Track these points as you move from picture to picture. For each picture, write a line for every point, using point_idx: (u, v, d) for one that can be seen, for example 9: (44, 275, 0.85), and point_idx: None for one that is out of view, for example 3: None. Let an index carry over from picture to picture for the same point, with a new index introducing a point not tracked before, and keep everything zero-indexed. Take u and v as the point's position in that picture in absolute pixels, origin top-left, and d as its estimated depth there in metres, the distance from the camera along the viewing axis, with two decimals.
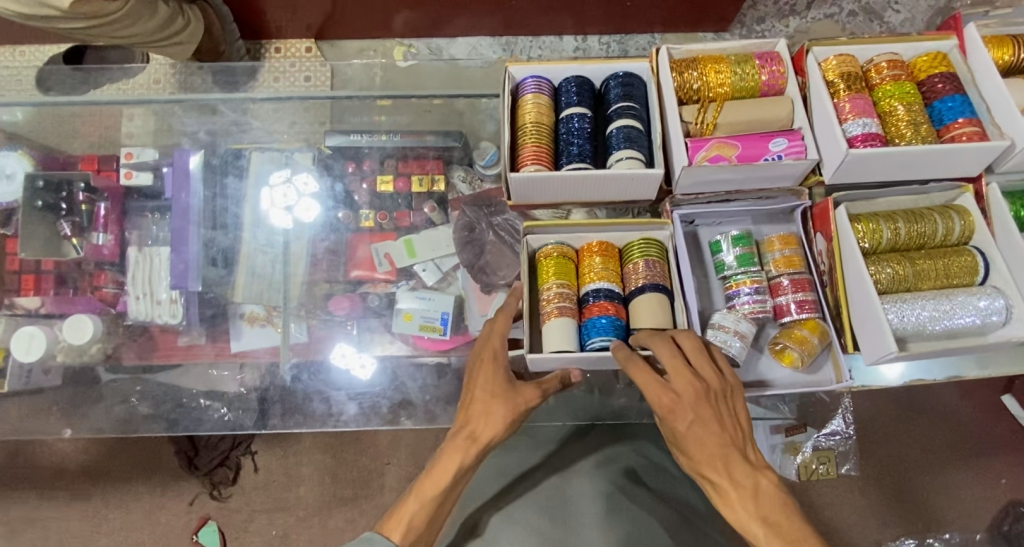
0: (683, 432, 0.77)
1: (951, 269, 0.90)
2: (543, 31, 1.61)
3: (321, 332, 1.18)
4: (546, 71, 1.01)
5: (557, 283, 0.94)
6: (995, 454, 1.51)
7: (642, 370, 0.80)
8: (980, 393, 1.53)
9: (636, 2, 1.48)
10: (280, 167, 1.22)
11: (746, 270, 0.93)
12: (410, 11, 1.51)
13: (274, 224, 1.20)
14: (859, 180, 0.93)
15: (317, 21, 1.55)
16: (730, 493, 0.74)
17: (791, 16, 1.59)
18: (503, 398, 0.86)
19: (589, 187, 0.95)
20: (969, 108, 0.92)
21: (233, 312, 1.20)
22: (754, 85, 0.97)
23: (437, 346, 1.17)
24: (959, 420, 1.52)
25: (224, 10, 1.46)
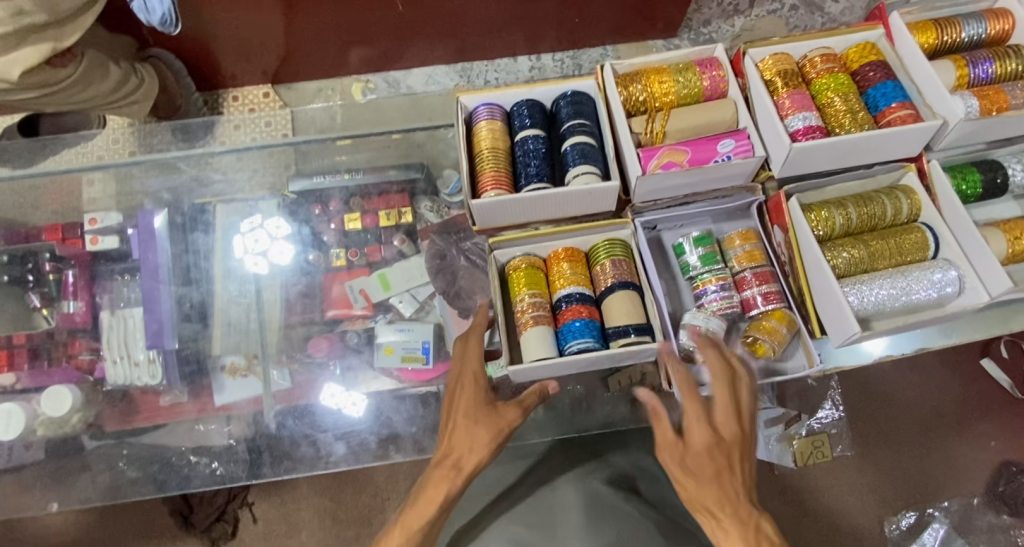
0: (702, 466, 0.78)
1: (904, 247, 0.93)
2: (497, 54, 1.64)
3: (303, 376, 1.18)
4: (497, 98, 1.04)
5: (529, 293, 0.96)
6: (981, 417, 1.54)
7: (693, 399, 0.81)
8: (959, 360, 1.57)
9: (585, 16, 1.52)
10: (252, 214, 1.23)
11: (710, 269, 0.96)
12: (363, 47, 1.53)
13: (250, 271, 1.21)
14: (806, 171, 0.96)
15: (271, 66, 1.56)
16: (730, 524, 0.76)
17: (735, 16, 1.64)
18: (488, 423, 0.90)
19: (550, 206, 0.98)
20: (901, 93, 0.96)
21: (212, 366, 1.19)
22: (698, 92, 1.00)
23: (419, 377, 1.17)
24: (942, 387, 1.56)
25: (178, 66, 1.48)
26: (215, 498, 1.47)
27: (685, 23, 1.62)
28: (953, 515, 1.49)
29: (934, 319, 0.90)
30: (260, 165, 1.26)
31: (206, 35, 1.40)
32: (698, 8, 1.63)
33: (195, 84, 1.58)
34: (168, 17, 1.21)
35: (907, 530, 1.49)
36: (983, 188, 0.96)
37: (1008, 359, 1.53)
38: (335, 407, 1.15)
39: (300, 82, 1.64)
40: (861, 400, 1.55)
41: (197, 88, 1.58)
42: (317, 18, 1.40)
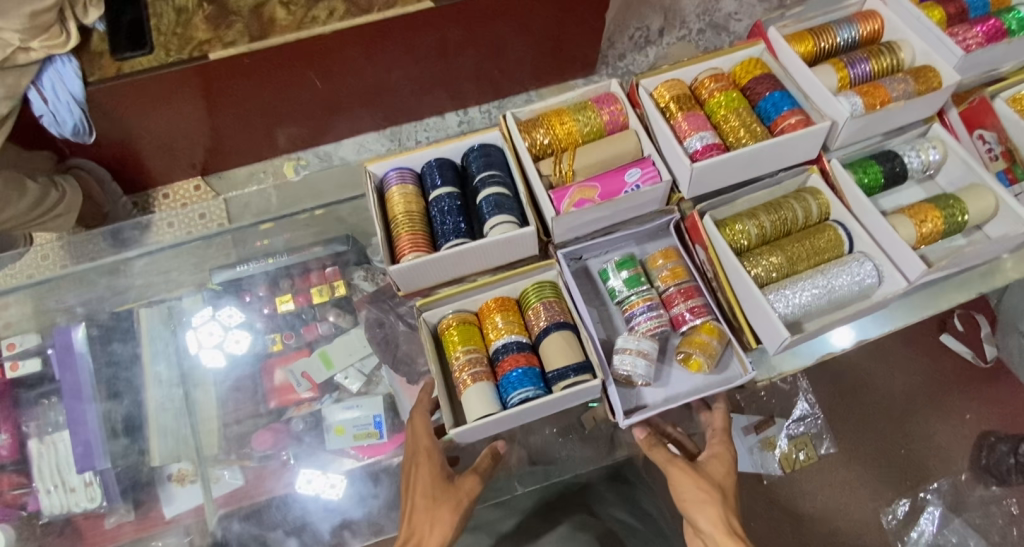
0: (716, 479, 0.89)
1: (819, 245, 0.93)
2: (424, 114, 1.65)
3: (256, 473, 1.13)
4: (407, 161, 1.04)
5: (464, 350, 0.94)
6: (952, 392, 1.54)
7: (722, 437, 0.93)
8: (921, 341, 1.59)
9: (503, 66, 1.56)
10: (202, 307, 1.20)
11: (637, 291, 0.96)
12: (291, 126, 1.53)
13: (208, 365, 1.17)
14: (713, 187, 0.98)
15: (199, 159, 1.54)
16: (723, 508, 0.86)
17: (648, 46, 1.69)
18: (447, 499, 0.89)
19: (471, 260, 0.96)
20: (791, 101, 0.97)
21: (159, 477, 1.12)
22: (600, 127, 1.02)
23: (378, 451, 1.13)
24: (909, 370, 1.57)
25: (100, 172, 1.45)
26: None
27: (601, 60, 1.67)
28: (946, 495, 1.48)
29: (862, 311, 0.89)
30: (182, 261, 1.23)
31: (125, 143, 1.40)
32: (613, 43, 1.68)
33: (122, 189, 1.55)
34: (80, 126, 1.25)
35: (904, 517, 1.47)
36: (885, 178, 0.98)
37: (962, 330, 1.57)
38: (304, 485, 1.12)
39: (231, 170, 1.62)
40: (836, 396, 1.54)
41: (124, 192, 1.55)
42: (228, 108, 1.39)
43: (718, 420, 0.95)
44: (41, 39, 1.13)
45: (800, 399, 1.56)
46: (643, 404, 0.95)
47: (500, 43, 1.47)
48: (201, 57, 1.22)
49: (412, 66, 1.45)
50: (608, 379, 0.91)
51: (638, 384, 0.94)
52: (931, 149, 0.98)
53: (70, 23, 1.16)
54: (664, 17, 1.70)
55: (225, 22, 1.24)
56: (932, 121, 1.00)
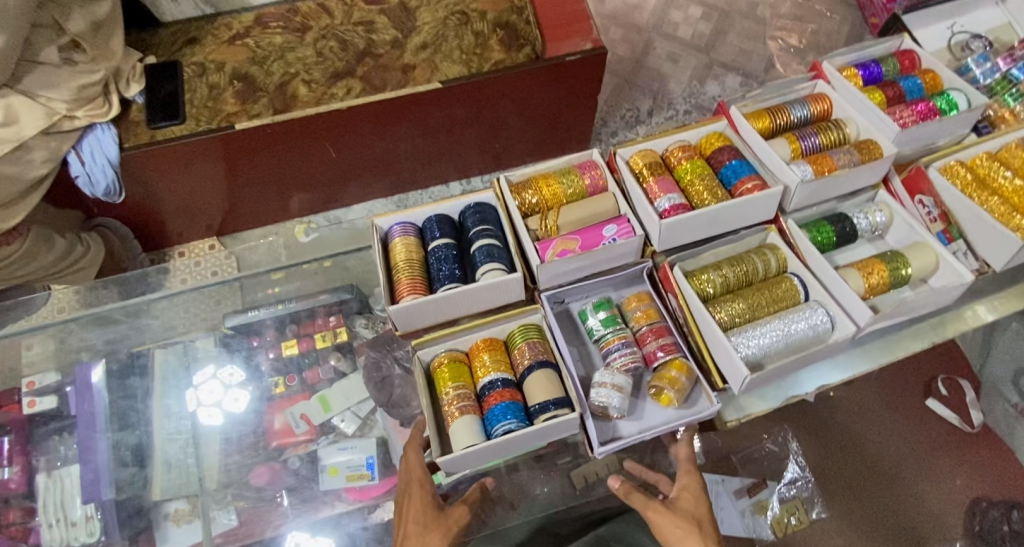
0: (691, 512, 0.95)
1: (776, 294, 1.03)
2: (429, 183, 1.80)
3: (250, 512, 1.19)
4: (408, 217, 1.15)
5: (454, 386, 1.02)
6: (939, 455, 1.54)
7: (690, 472, 0.99)
8: (906, 404, 1.59)
9: (506, 141, 1.72)
10: (204, 367, 1.27)
11: (613, 329, 1.07)
12: (305, 193, 1.68)
13: (204, 423, 1.22)
14: (682, 242, 1.09)
15: (216, 220, 1.67)
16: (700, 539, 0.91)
17: (638, 125, 1.87)
18: (438, 526, 0.94)
19: (462, 302, 1.05)
20: (748, 168, 1.09)
21: (157, 514, 1.18)
22: (581, 190, 1.14)
23: (365, 494, 1.20)
24: (893, 434, 1.56)
25: (124, 231, 1.60)
26: None
27: (595, 136, 1.84)
28: None
29: (819, 350, 0.97)
30: (202, 305, 1.32)
31: (151, 203, 1.53)
32: (605, 120, 1.86)
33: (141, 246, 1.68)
34: (111, 186, 1.38)
35: None
36: (836, 237, 1.08)
37: (946, 394, 1.58)
38: (303, 521, 1.18)
39: (243, 231, 1.75)
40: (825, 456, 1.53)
41: (142, 249, 1.67)
42: (249, 173, 1.53)
43: (686, 458, 1.01)
44: (86, 108, 1.31)
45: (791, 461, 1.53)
46: (619, 435, 1.03)
47: (501, 121, 1.64)
48: (226, 126, 1.40)
49: (419, 141, 1.61)
50: (585, 412, 1.00)
51: (612, 416, 1.02)
52: (877, 211, 1.10)
53: (113, 96, 1.36)
54: (653, 99, 1.90)
55: (252, 97, 1.46)
56: (878, 187, 1.11)
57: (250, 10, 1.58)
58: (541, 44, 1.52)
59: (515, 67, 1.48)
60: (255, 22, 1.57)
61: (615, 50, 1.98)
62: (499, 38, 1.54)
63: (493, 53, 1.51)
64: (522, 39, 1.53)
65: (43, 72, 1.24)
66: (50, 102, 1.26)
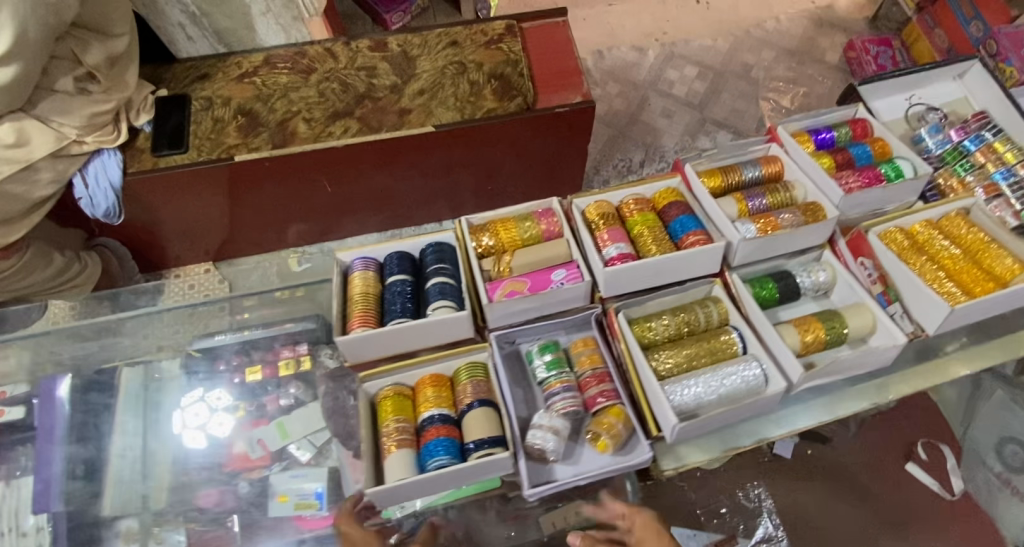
0: None
1: (715, 345, 1.06)
2: (424, 221, 1.87)
3: (203, 533, 1.20)
4: (371, 252, 1.19)
5: (395, 419, 1.04)
6: (921, 524, 1.43)
7: (641, 516, 1.03)
8: (886, 466, 1.49)
9: (499, 183, 1.78)
10: (192, 389, 1.31)
11: (556, 372, 1.10)
12: (303, 223, 1.75)
13: (187, 446, 1.25)
14: (630, 289, 1.12)
15: (214, 246, 1.75)
16: None
17: (630, 174, 1.93)
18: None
19: (410, 338, 1.08)
20: (696, 224, 1.13)
21: (108, 532, 1.18)
22: (538, 235, 1.18)
23: (310, 524, 1.20)
24: (873, 495, 1.47)
25: (122, 251, 1.67)
26: None
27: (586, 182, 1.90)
28: None
29: (753, 403, 0.98)
30: (178, 325, 1.37)
31: (152, 226, 1.61)
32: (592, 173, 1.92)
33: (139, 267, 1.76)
34: (111, 208, 1.46)
35: None
36: (779, 293, 1.11)
37: (927, 461, 1.48)
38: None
39: (241, 259, 1.82)
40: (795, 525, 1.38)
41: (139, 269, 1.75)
42: (250, 204, 1.62)
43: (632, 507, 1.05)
44: (96, 134, 1.39)
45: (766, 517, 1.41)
46: (553, 478, 1.04)
47: (498, 163, 1.70)
48: (227, 156, 1.48)
49: (416, 180, 1.68)
50: (519, 452, 1.02)
51: (548, 459, 1.04)
52: (821, 271, 1.13)
53: (121, 125, 1.44)
54: (645, 151, 1.97)
55: (254, 131, 1.52)
56: (823, 248, 1.15)
57: (262, 50, 1.65)
58: (532, 95, 1.60)
59: (506, 115, 1.55)
60: (264, 62, 1.63)
61: (611, 104, 2.07)
62: (493, 88, 1.61)
63: (486, 101, 1.58)
64: (515, 89, 1.60)
65: (56, 100, 1.31)
66: (62, 127, 1.34)
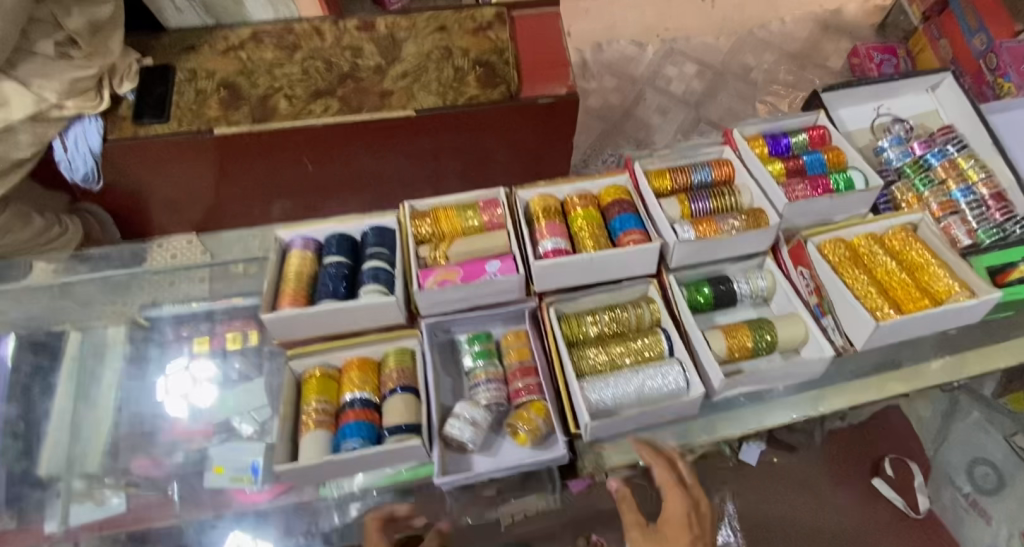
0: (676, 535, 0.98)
1: (641, 347, 1.06)
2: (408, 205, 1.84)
3: (144, 500, 1.18)
4: (311, 232, 1.18)
5: (317, 400, 1.05)
6: (876, 538, 1.56)
7: (673, 490, 1.02)
8: (852, 479, 1.62)
9: (486, 172, 1.74)
10: (161, 357, 1.31)
11: (484, 363, 1.10)
12: (287, 201, 1.70)
13: (171, 415, 1.25)
14: (565, 285, 1.11)
15: (196, 218, 1.68)
16: None
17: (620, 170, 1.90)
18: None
19: (339, 319, 1.07)
20: (635, 223, 1.12)
21: (53, 492, 1.18)
22: (479, 225, 1.16)
23: (244, 497, 1.19)
24: (832, 508, 1.59)
25: (105, 217, 1.68)
26: None
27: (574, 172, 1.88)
28: None
29: (667, 406, 0.98)
30: (135, 290, 1.37)
31: (137, 194, 1.57)
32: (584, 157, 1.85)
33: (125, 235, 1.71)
34: (90, 173, 1.45)
35: None
36: (713, 298, 1.11)
37: (893, 477, 1.61)
38: (182, 521, 1.18)
39: (224, 230, 1.73)
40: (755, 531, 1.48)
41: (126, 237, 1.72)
42: (233, 180, 1.57)
43: (666, 476, 1.04)
44: (77, 100, 1.38)
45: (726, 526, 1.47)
46: (470, 469, 1.05)
47: (486, 151, 1.66)
48: (206, 129, 1.44)
49: (402, 165, 1.65)
50: (435, 439, 1.03)
51: (466, 448, 1.05)
52: (759, 278, 1.12)
53: (105, 92, 1.42)
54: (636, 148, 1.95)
55: (234, 106, 1.49)
56: (767, 255, 1.14)
57: (248, 25, 1.62)
58: (517, 85, 1.55)
59: (490, 103, 1.51)
60: (251, 37, 1.60)
61: (607, 97, 2.04)
62: (476, 75, 1.57)
63: (468, 89, 1.55)
64: (499, 78, 1.56)
65: (37, 62, 1.32)
66: (42, 90, 1.32)
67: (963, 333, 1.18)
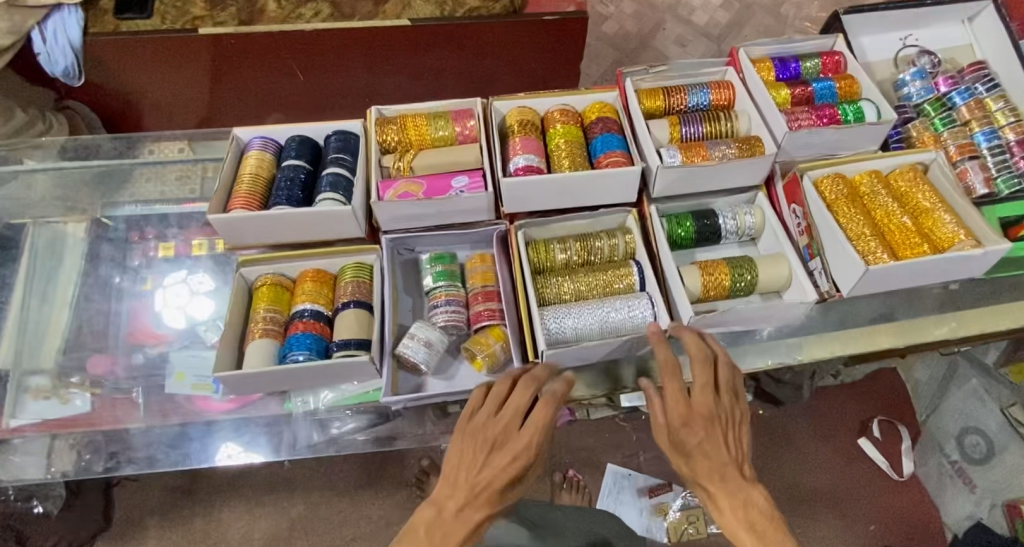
0: (681, 427, 0.76)
1: (611, 279, 1.00)
2: None
3: (105, 401, 1.13)
4: (272, 132, 1.12)
5: (267, 308, 1.01)
6: (858, 499, 1.52)
7: (670, 373, 0.79)
8: (838, 439, 1.58)
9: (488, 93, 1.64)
10: (124, 258, 1.24)
11: (445, 284, 1.04)
12: (282, 114, 1.63)
13: (167, 326, 1.18)
14: (537, 208, 1.03)
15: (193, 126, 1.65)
16: (719, 499, 0.72)
17: None
18: (502, 450, 0.72)
19: (292, 226, 1.01)
20: (618, 144, 1.02)
21: (17, 385, 1.13)
22: (451, 136, 1.08)
23: (205, 405, 1.12)
24: (816, 465, 1.55)
25: (92, 117, 1.54)
26: None
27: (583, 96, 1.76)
28: None
29: (627, 341, 0.93)
30: (87, 188, 1.28)
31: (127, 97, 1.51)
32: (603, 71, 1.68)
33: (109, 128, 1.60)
34: (71, 68, 1.36)
35: None
36: (695, 233, 1.03)
37: (880, 438, 1.56)
38: (143, 426, 1.12)
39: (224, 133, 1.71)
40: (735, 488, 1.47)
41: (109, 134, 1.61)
42: (226, 87, 1.51)
43: (664, 355, 0.81)
44: None
45: None
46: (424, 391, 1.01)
47: (486, 72, 1.56)
48: (189, 29, 1.35)
49: (398, 82, 1.56)
50: (384, 356, 0.98)
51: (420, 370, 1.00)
52: (748, 215, 1.04)
53: None
54: None
55: (219, 4, 1.38)
56: (760, 189, 1.05)
57: None
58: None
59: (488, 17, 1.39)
60: None
61: (624, 23, 1.89)
62: None
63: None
64: None
65: None
66: None
67: (966, 290, 1.10)
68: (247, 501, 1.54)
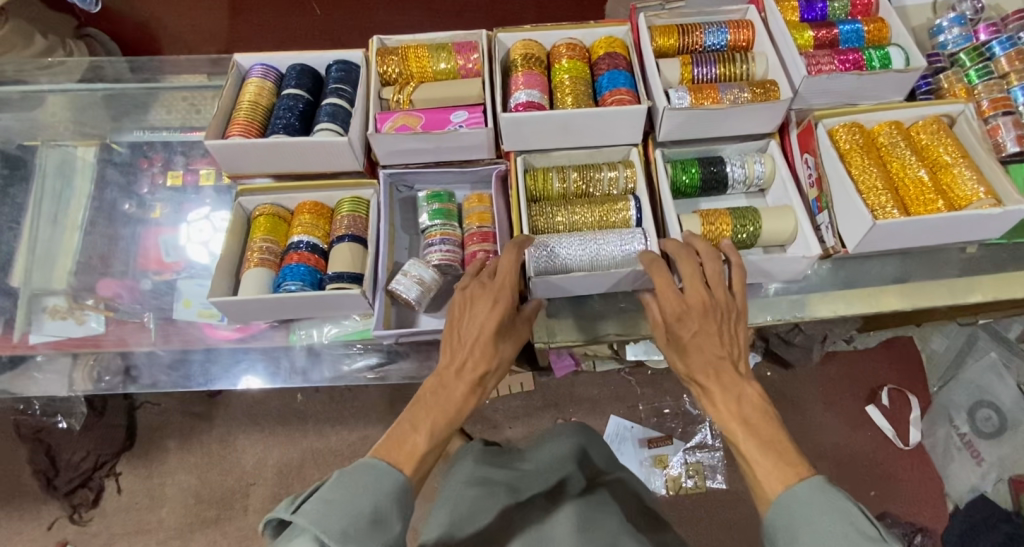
0: (675, 322, 0.75)
1: (607, 211, 0.98)
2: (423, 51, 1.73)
3: (118, 325, 1.16)
4: (273, 61, 1.09)
5: (263, 238, 1.01)
6: (864, 465, 1.50)
7: (662, 274, 0.78)
8: (845, 404, 1.56)
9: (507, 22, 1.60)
10: (134, 185, 1.25)
11: (440, 223, 1.04)
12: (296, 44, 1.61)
13: (191, 259, 1.19)
14: (535, 146, 1.00)
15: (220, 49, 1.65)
16: (715, 394, 0.72)
17: None
18: (482, 300, 0.78)
19: (289, 157, 1.00)
20: (625, 82, 0.98)
21: (35, 305, 1.16)
22: (453, 70, 1.04)
23: (210, 331, 1.15)
24: (822, 430, 1.54)
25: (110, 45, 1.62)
26: (82, 463, 1.52)
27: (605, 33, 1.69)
28: None
29: (619, 273, 0.91)
30: (97, 111, 1.28)
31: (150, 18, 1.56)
32: None
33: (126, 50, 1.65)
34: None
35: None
36: (701, 180, 0.99)
37: (888, 406, 1.55)
38: (153, 349, 1.16)
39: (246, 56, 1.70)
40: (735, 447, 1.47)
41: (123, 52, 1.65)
42: None
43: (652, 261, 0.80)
44: None
45: (705, 428, 1.57)
46: (416, 327, 1.03)
47: None
48: None
49: None
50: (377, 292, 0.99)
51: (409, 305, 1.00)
52: (757, 164, 1.00)
53: None
54: None
55: None
56: (772, 138, 1.01)
57: None
58: None
59: None
60: None
61: None
62: None
63: None
64: None
65: None
66: None
67: (985, 255, 1.05)
68: (261, 429, 1.60)
